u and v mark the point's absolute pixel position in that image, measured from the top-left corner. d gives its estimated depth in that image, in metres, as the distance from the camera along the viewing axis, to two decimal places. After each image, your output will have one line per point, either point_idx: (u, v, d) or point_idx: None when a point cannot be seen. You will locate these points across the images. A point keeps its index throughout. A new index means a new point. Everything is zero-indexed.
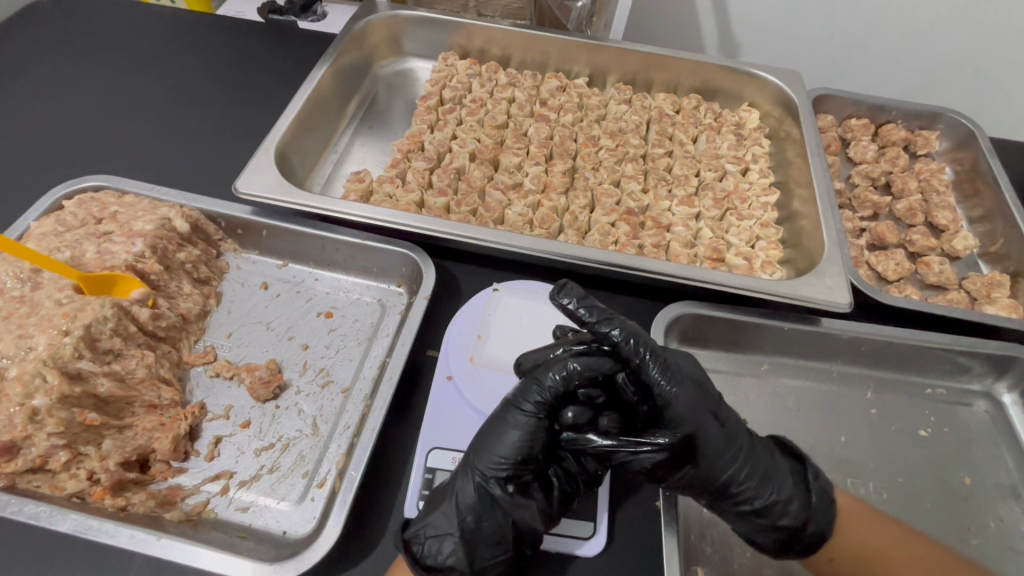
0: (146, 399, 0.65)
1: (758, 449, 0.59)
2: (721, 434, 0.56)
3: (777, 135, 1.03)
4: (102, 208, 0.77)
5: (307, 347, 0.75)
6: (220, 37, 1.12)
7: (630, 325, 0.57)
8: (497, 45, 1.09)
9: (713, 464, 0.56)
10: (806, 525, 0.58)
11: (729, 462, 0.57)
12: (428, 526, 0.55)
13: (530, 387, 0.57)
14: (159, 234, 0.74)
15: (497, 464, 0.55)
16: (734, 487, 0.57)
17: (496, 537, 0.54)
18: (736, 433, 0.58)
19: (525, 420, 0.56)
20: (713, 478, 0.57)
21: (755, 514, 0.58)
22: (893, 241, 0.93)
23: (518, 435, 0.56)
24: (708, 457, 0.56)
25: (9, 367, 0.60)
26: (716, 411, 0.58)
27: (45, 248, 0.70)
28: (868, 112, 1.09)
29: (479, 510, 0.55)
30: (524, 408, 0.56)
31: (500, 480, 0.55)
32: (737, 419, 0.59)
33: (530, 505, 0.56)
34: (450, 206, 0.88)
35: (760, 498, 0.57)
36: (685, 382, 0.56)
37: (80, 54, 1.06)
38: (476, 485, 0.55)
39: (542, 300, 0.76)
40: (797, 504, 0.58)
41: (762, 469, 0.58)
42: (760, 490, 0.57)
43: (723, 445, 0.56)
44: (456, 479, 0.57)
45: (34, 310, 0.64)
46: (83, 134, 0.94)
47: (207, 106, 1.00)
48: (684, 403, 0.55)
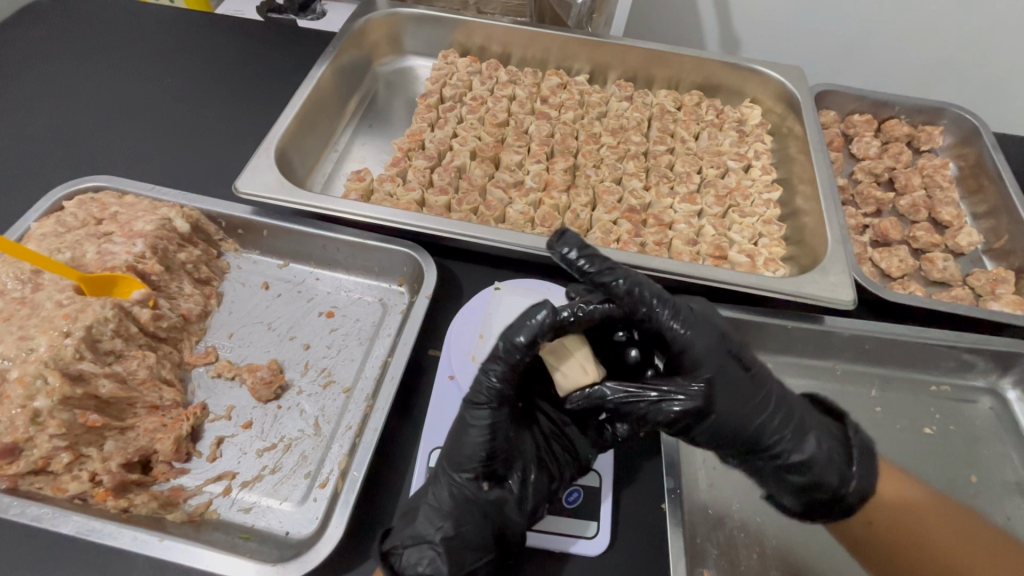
0: (147, 400, 0.65)
1: (790, 398, 0.61)
2: (749, 384, 0.58)
3: (780, 132, 1.02)
4: (102, 208, 0.77)
5: (309, 347, 0.75)
6: (219, 35, 1.11)
7: (633, 274, 0.56)
8: (498, 42, 1.08)
9: (743, 411, 0.57)
10: (847, 487, 0.61)
11: (761, 408, 0.58)
12: (402, 537, 0.54)
13: (478, 379, 0.55)
14: (159, 234, 0.74)
15: (462, 463, 0.56)
16: (770, 438, 0.59)
17: (475, 539, 0.54)
18: (764, 383, 0.59)
19: (481, 414, 0.55)
20: (748, 428, 0.58)
21: (792, 470, 0.60)
22: (898, 237, 0.93)
23: (480, 429, 0.55)
24: (743, 407, 0.57)
25: (11, 368, 0.60)
26: (740, 356, 0.59)
27: (47, 248, 0.70)
28: (871, 108, 1.08)
29: (453, 510, 0.55)
30: (479, 402, 0.55)
31: (469, 477, 0.56)
32: (762, 366, 0.61)
33: (507, 498, 0.56)
34: (451, 205, 0.87)
35: (800, 453, 0.60)
36: (700, 324, 0.57)
37: (78, 54, 1.06)
38: (449, 488, 0.56)
39: (543, 299, 0.76)
40: (835, 462, 0.61)
41: (794, 416, 0.60)
42: (798, 444, 0.60)
43: (751, 391, 0.58)
44: (430, 483, 0.58)
45: (35, 311, 0.64)
46: (83, 134, 0.93)
47: (207, 105, 1.00)
48: (701, 344, 0.56)
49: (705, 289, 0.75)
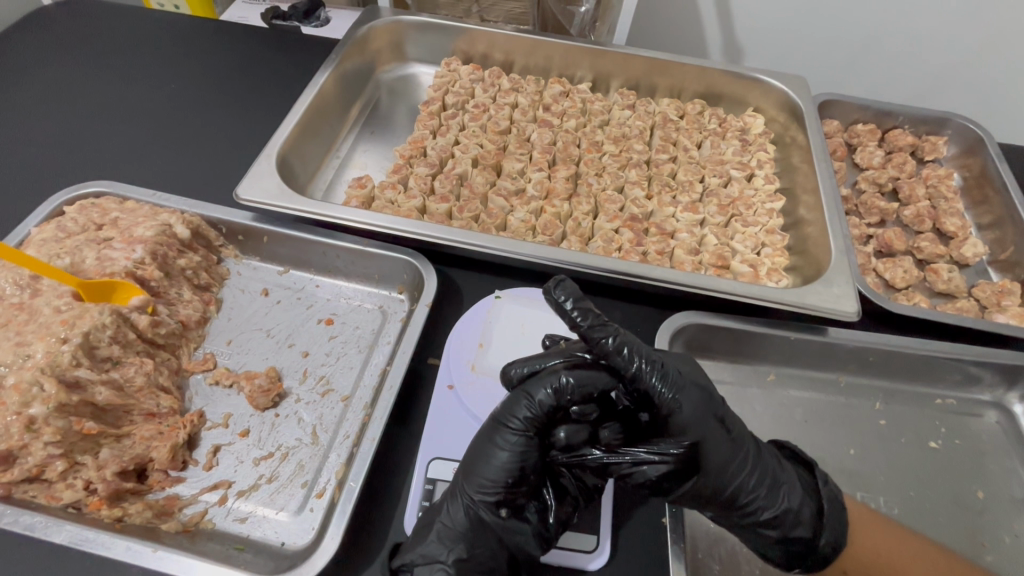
0: (144, 407, 0.65)
1: (766, 455, 0.58)
2: (728, 447, 0.55)
3: (783, 140, 1.02)
4: (103, 214, 0.77)
5: (308, 354, 0.74)
6: (224, 43, 1.12)
7: (625, 333, 0.54)
8: (501, 50, 1.09)
9: (721, 475, 0.55)
10: (818, 536, 0.56)
11: (739, 470, 0.55)
12: (414, 553, 0.54)
13: (519, 403, 0.55)
14: (160, 240, 0.74)
15: (485, 487, 0.53)
16: (745, 499, 0.55)
17: (489, 563, 0.54)
18: (743, 444, 0.56)
19: (514, 439, 0.54)
20: (723, 489, 0.55)
21: (766, 525, 0.56)
22: (902, 247, 0.92)
23: (507, 455, 0.54)
24: (717, 468, 0.54)
25: (7, 374, 0.59)
26: (721, 416, 0.56)
27: (45, 254, 0.69)
28: (874, 117, 1.08)
29: (467, 534, 0.54)
30: (513, 426, 0.54)
31: (491, 504, 0.53)
32: (742, 426, 0.58)
33: (525, 528, 0.54)
34: (452, 212, 0.87)
35: (771, 509, 0.56)
36: (686, 388, 0.55)
37: (83, 61, 1.07)
38: (466, 509, 0.54)
39: (544, 308, 0.75)
40: (807, 512, 0.57)
41: (770, 476, 0.57)
42: (770, 499, 0.56)
43: (730, 454, 0.55)
44: (446, 500, 0.56)
45: (33, 317, 0.64)
46: (85, 140, 0.94)
47: (210, 111, 1.00)
48: (689, 409, 0.54)
49: (708, 299, 0.75)
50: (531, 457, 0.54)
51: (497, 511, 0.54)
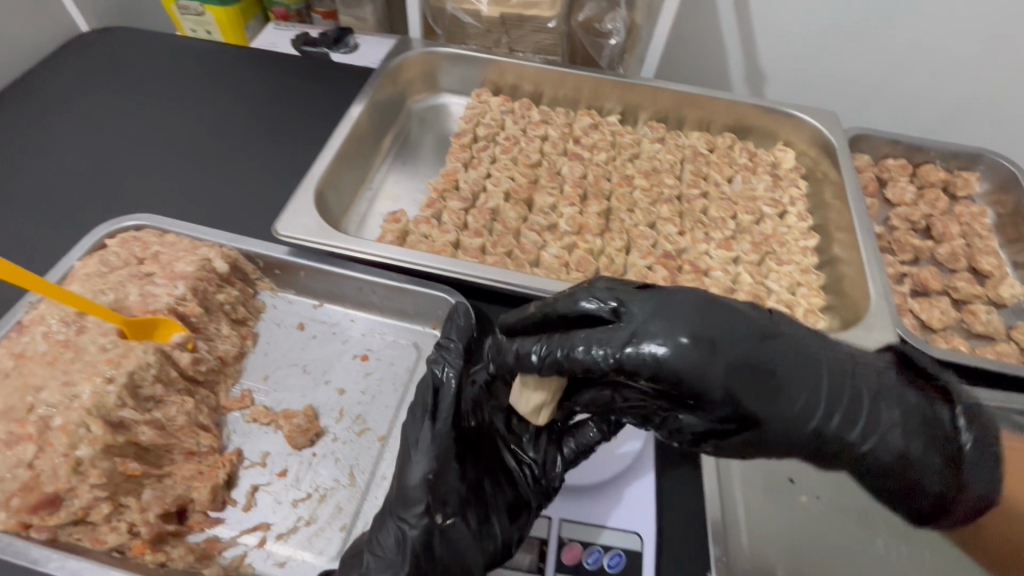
0: (184, 446, 0.65)
1: (850, 385, 0.51)
2: (775, 378, 0.49)
3: (814, 176, 1.02)
4: (144, 248, 0.78)
5: (344, 392, 0.74)
6: (258, 72, 1.14)
7: (596, 292, 0.55)
8: (530, 81, 1.10)
9: (790, 417, 0.49)
10: (926, 483, 0.51)
11: (815, 408, 0.49)
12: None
13: (430, 398, 0.60)
14: (200, 276, 0.74)
15: (410, 496, 0.55)
16: (830, 434, 0.49)
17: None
18: (806, 375, 0.50)
19: (433, 434, 0.57)
20: (805, 434, 0.49)
21: (873, 470, 0.51)
22: (937, 287, 0.91)
23: (425, 457, 0.56)
24: (783, 413, 0.48)
25: (54, 415, 0.59)
26: (762, 344, 0.49)
27: (90, 289, 0.70)
28: (905, 152, 1.07)
29: (398, 556, 0.53)
30: (429, 422, 0.58)
31: (418, 513, 0.54)
32: (799, 351, 0.51)
33: (460, 530, 0.56)
34: (485, 247, 0.87)
35: (873, 452, 0.50)
36: (681, 333, 0.47)
37: (121, 91, 1.09)
38: (394, 529, 0.54)
39: None
40: (907, 448, 0.51)
41: (867, 405, 0.50)
42: (864, 438, 0.50)
43: (789, 389, 0.49)
44: (376, 525, 0.56)
45: (79, 355, 0.64)
46: (125, 171, 0.95)
47: (245, 141, 1.02)
48: (684, 359, 0.46)
49: None
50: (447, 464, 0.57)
51: (427, 522, 0.54)
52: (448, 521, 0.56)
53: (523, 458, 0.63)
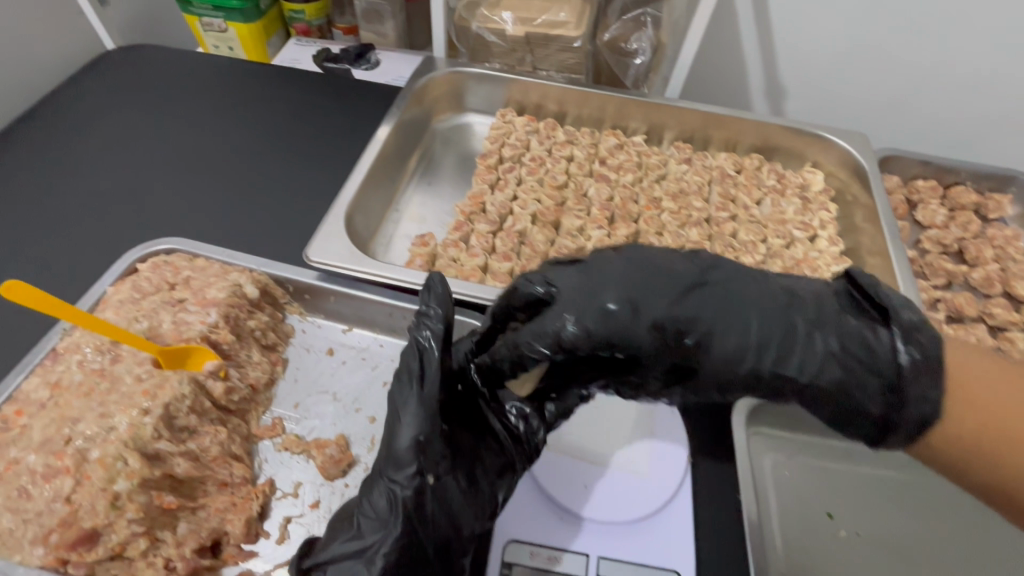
0: (218, 477, 0.65)
1: (790, 316, 0.52)
2: (711, 323, 0.52)
3: (844, 198, 1.01)
4: (175, 273, 0.78)
5: (375, 420, 0.74)
6: (283, 90, 1.15)
7: (536, 273, 0.58)
8: (554, 100, 1.10)
9: (726, 354, 0.52)
10: (891, 416, 0.49)
11: (750, 342, 0.51)
12: (341, 549, 0.54)
13: (412, 360, 0.59)
14: (231, 302, 0.74)
15: (399, 457, 0.55)
16: (767, 372, 0.51)
17: (421, 537, 0.54)
18: (744, 313, 0.52)
19: (416, 395, 0.57)
20: (741, 370, 0.52)
21: (826, 401, 0.51)
22: (973, 313, 0.89)
23: (410, 418, 0.56)
24: (721, 350, 0.52)
25: (90, 448, 0.59)
26: (694, 291, 0.53)
27: (125, 317, 0.70)
28: (936, 173, 1.06)
29: (388, 513, 0.54)
30: (412, 383, 0.57)
31: (406, 473, 0.55)
32: (728, 292, 0.53)
33: (449, 487, 0.56)
34: (515, 271, 0.86)
35: (820, 382, 0.51)
36: (612, 294, 0.53)
37: (148, 110, 1.10)
38: (384, 490, 0.55)
39: None
40: (865, 376, 0.50)
41: (813, 337, 0.51)
42: (807, 364, 0.51)
43: (724, 329, 0.52)
44: (368, 486, 0.57)
45: (115, 385, 0.64)
46: (155, 193, 0.96)
47: (271, 162, 1.02)
48: (615, 321, 0.52)
49: None
50: (432, 428, 0.56)
51: (417, 485, 0.54)
52: (438, 484, 0.56)
53: (507, 419, 0.62)
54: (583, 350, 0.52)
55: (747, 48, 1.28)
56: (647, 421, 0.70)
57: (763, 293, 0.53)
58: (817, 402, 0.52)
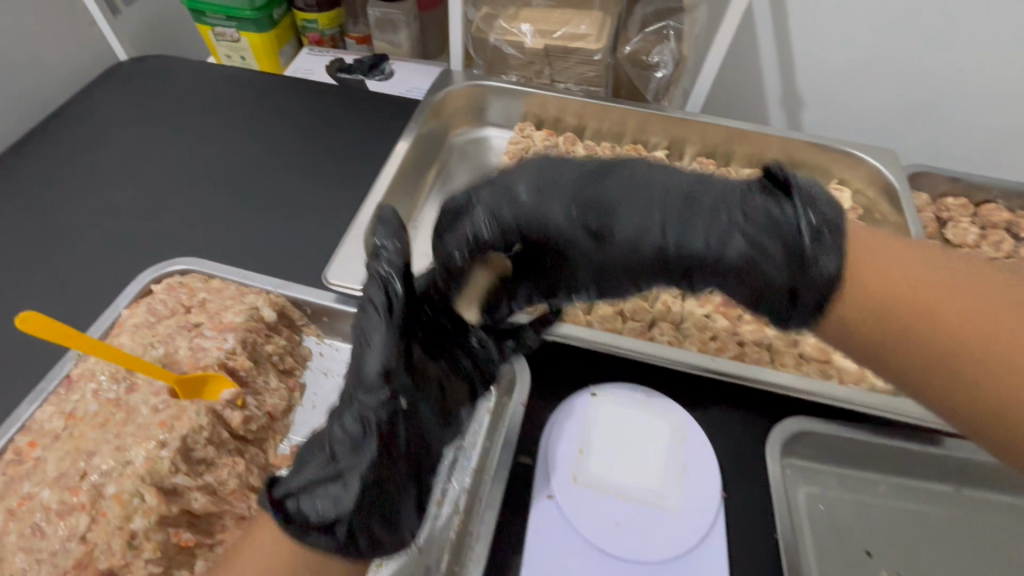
0: (236, 511, 0.63)
1: (692, 198, 0.55)
2: (619, 207, 0.56)
3: (872, 217, 0.98)
4: (190, 295, 0.76)
5: None
6: (298, 102, 1.13)
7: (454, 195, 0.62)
8: (573, 114, 1.08)
9: (632, 233, 0.55)
10: (816, 284, 0.48)
11: (653, 222, 0.55)
12: (316, 476, 0.54)
13: (375, 288, 0.59)
14: (248, 326, 0.72)
15: (372, 383, 0.55)
16: (672, 250, 0.54)
17: (398, 449, 0.57)
18: (643, 195, 0.56)
19: (383, 321, 0.57)
20: (645, 249, 0.55)
21: (735, 277, 0.53)
22: None
23: (381, 343, 0.56)
24: (625, 230, 0.56)
25: (105, 483, 0.57)
26: (591, 182, 0.58)
27: (140, 343, 0.68)
28: (966, 190, 1.03)
29: (363, 434, 0.55)
30: (379, 310, 0.58)
31: (380, 397, 0.56)
32: (625, 178, 0.58)
33: (422, 405, 0.60)
34: None
35: (728, 256, 0.52)
36: (520, 190, 0.59)
37: (161, 123, 1.08)
38: (356, 412, 0.55)
39: (644, 409, 0.71)
40: (774, 247, 0.50)
41: (722, 216, 0.53)
42: (708, 238, 0.53)
43: (628, 211, 0.56)
44: (337, 411, 0.57)
45: (131, 416, 0.62)
46: (170, 209, 0.95)
47: (286, 177, 1.01)
48: (527, 208, 0.58)
49: (816, 407, 0.72)
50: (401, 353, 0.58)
51: (392, 410, 0.56)
52: (409, 407, 0.58)
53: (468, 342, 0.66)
54: (499, 245, 0.60)
55: (766, 59, 1.26)
56: (679, 453, 0.68)
57: (675, 181, 0.57)
58: (731, 283, 0.54)
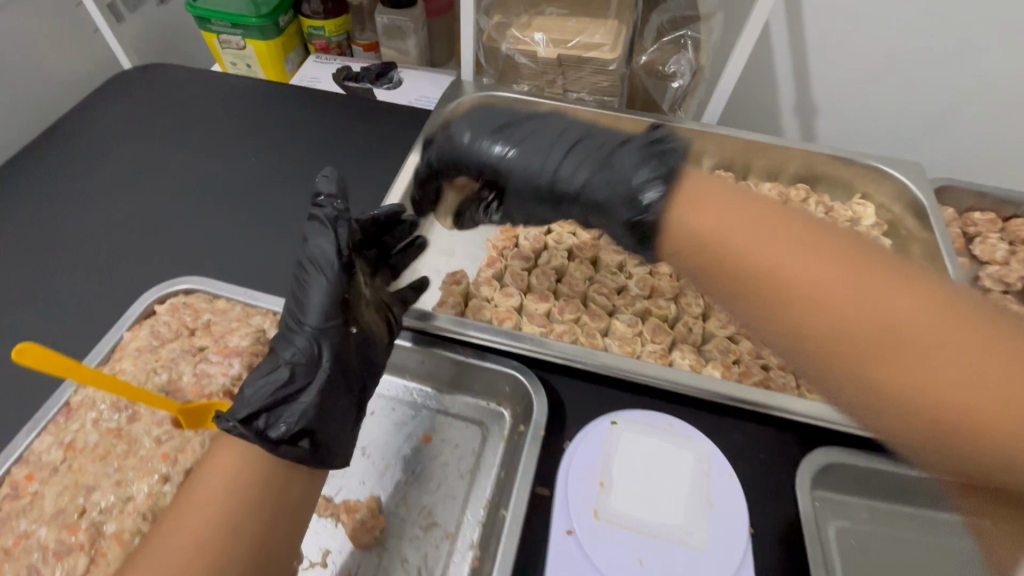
0: None
1: (586, 143, 0.66)
2: (526, 145, 0.68)
3: (897, 233, 0.96)
4: (195, 316, 0.73)
5: (408, 480, 0.70)
6: (304, 112, 1.10)
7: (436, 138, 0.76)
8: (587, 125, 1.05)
9: (527, 168, 0.67)
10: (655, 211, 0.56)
11: (550, 159, 0.66)
12: (272, 395, 0.56)
13: (319, 228, 0.63)
14: (255, 350, 0.70)
15: (325, 316, 0.59)
16: (559, 181, 0.65)
17: (349, 375, 0.62)
18: (551, 137, 0.67)
19: (335, 260, 0.61)
20: (541, 182, 0.66)
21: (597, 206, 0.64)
22: None
23: (331, 281, 0.60)
24: (523, 165, 0.67)
25: (106, 521, 0.55)
26: (517, 124, 0.70)
27: (143, 369, 0.66)
28: (993, 205, 1.00)
29: (314, 363, 0.59)
30: (331, 248, 0.61)
31: (333, 330, 0.60)
32: (546, 124, 0.69)
33: (373, 337, 0.65)
34: (552, 313, 0.82)
35: (590, 187, 0.63)
36: (468, 130, 0.71)
37: (165, 134, 1.06)
38: (309, 340, 0.59)
39: (666, 438, 0.68)
40: (635, 177, 0.59)
41: (594, 160, 0.64)
42: (587, 172, 0.64)
43: (532, 150, 0.67)
44: (286, 341, 0.60)
45: (132, 448, 0.59)
46: (174, 223, 0.92)
47: (293, 190, 0.98)
48: (461, 145, 0.71)
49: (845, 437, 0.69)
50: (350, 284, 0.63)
51: (344, 338, 0.61)
52: (360, 332, 0.64)
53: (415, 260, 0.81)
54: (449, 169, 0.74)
55: (781, 67, 1.23)
56: (704, 485, 0.65)
57: (562, 124, 0.69)
58: (595, 210, 0.64)
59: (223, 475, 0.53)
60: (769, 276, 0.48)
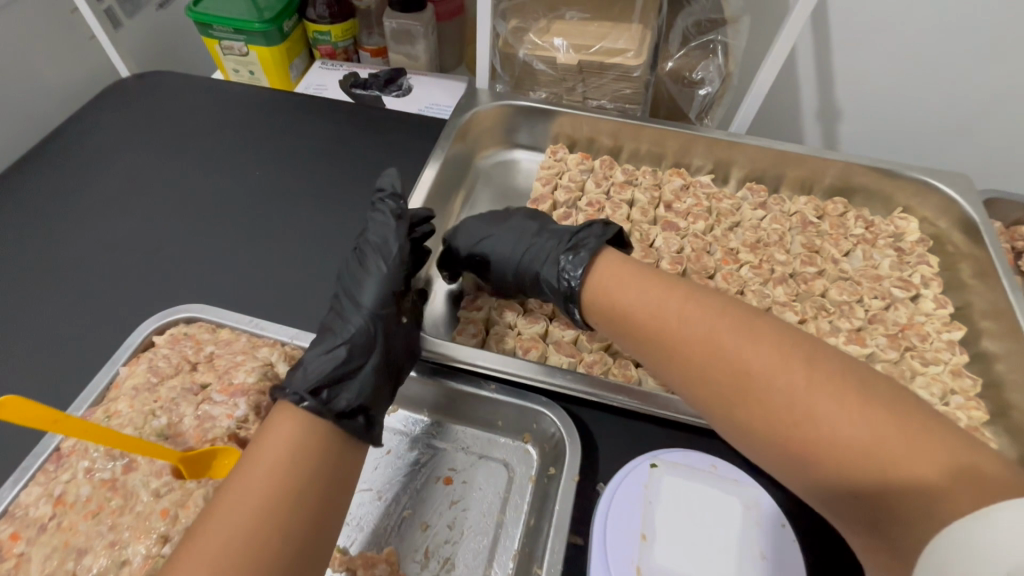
0: None
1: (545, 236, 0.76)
2: (499, 239, 0.78)
3: (943, 249, 0.90)
4: (196, 349, 0.68)
5: (428, 527, 0.64)
6: (309, 122, 1.05)
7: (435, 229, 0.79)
8: (609, 135, 1.00)
9: (496, 257, 0.77)
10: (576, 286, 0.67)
11: (511, 250, 0.76)
12: (334, 369, 0.58)
13: (378, 223, 0.70)
14: (262, 387, 0.64)
15: (384, 298, 0.64)
16: (520, 268, 0.75)
17: (394, 358, 0.63)
18: (515, 231, 0.78)
19: (398, 248, 0.68)
20: (508, 269, 0.76)
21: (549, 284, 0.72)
22: None
23: (391, 267, 0.67)
24: (495, 256, 0.77)
25: None
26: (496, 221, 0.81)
27: (140, 411, 0.61)
28: None
29: (370, 340, 0.61)
30: (391, 239, 0.68)
31: (389, 312, 0.64)
32: (518, 223, 0.80)
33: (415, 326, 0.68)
34: (579, 340, 0.76)
35: (540, 275, 0.73)
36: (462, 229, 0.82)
37: (163, 147, 1.00)
38: (365, 318, 0.62)
39: (710, 482, 0.62)
40: (561, 261, 0.70)
41: (542, 248, 0.74)
42: (532, 261, 0.74)
43: (502, 241, 0.77)
44: (339, 324, 0.63)
45: (128, 503, 0.54)
46: (172, 242, 0.87)
47: (298, 205, 0.92)
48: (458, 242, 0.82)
49: None
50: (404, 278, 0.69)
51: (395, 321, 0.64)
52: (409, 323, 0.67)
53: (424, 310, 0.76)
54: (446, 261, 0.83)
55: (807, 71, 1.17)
56: (754, 536, 0.59)
57: (519, 225, 0.79)
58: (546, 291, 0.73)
59: (284, 444, 0.51)
60: (662, 323, 0.59)
